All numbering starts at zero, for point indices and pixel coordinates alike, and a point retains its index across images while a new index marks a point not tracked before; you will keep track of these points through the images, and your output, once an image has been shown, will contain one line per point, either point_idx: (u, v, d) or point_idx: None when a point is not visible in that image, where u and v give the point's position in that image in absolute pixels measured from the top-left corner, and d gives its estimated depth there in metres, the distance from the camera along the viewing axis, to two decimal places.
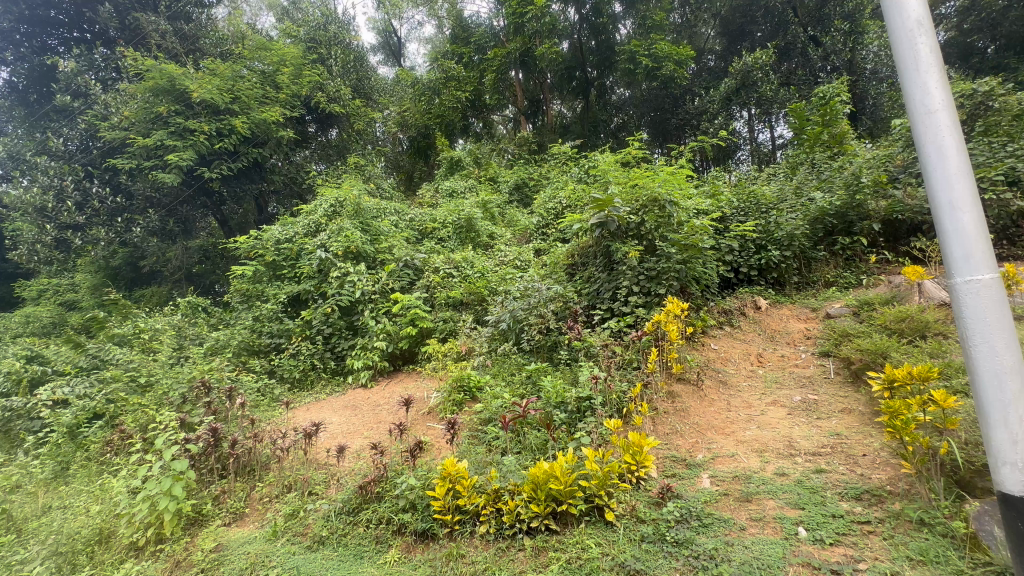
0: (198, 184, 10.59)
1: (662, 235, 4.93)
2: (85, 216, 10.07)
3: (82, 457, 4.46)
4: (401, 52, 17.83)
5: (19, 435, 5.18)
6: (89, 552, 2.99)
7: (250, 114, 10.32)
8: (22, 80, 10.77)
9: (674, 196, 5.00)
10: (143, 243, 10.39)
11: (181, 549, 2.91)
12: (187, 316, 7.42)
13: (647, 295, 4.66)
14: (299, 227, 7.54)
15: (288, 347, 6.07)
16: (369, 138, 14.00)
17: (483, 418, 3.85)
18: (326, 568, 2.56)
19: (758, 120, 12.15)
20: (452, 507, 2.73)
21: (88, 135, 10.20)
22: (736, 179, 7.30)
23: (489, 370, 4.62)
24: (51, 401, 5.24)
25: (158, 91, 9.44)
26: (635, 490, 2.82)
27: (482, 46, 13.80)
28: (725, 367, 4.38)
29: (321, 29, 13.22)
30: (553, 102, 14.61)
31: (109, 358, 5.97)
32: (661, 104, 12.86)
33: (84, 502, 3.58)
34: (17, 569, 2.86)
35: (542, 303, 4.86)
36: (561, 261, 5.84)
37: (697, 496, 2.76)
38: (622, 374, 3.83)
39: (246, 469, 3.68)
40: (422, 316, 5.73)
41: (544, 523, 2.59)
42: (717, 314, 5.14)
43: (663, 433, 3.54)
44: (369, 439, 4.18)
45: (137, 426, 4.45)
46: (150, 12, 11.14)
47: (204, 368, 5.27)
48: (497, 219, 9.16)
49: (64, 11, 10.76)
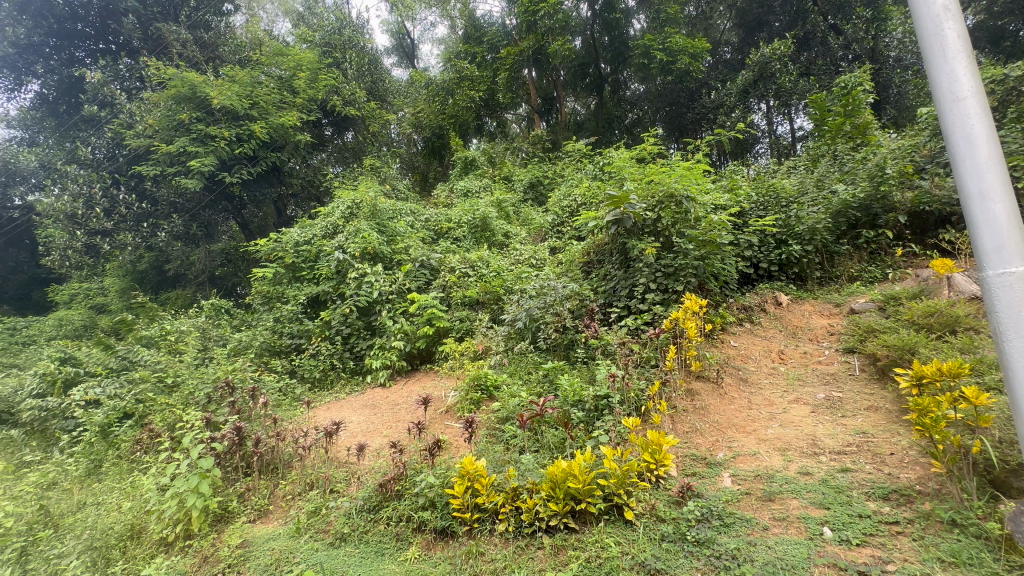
0: (220, 189, 10.74)
1: (679, 231, 4.86)
2: (113, 222, 10.38)
3: (113, 455, 4.61)
4: (415, 53, 17.92)
5: (55, 434, 5.40)
6: (121, 547, 3.10)
7: (268, 119, 10.52)
8: (53, 92, 11.20)
9: (691, 191, 4.93)
10: (168, 247, 10.70)
11: (209, 545, 3.00)
12: (211, 317, 7.63)
13: (665, 292, 4.61)
14: (317, 229, 7.66)
15: (308, 347, 6.19)
16: (384, 140, 14.11)
17: (500, 417, 3.85)
18: (349, 565, 2.61)
19: (777, 112, 11.83)
20: (471, 505, 2.73)
21: (115, 144, 10.51)
22: (755, 172, 7.17)
23: (506, 369, 4.64)
24: (84, 401, 5.45)
25: (180, 99, 9.67)
26: (654, 490, 2.80)
27: (494, 45, 13.81)
28: (744, 364, 4.30)
29: (336, 33, 13.30)
30: (566, 99, 14.60)
31: (138, 359, 6.18)
32: (676, 99, 12.75)
33: (117, 499, 3.70)
34: (55, 563, 2.95)
35: (558, 301, 4.86)
36: (576, 259, 5.82)
37: (718, 496, 2.73)
38: (640, 372, 3.79)
39: (269, 467, 3.77)
40: (439, 316, 5.77)
41: (562, 521, 2.59)
42: (737, 311, 5.06)
43: (682, 431, 3.50)
44: (388, 437, 4.22)
45: (165, 425, 4.58)
46: (171, 22, 11.41)
47: (228, 368, 5.40)
48: (512, 218, 9.15)
49: (91, 24, 11.07)
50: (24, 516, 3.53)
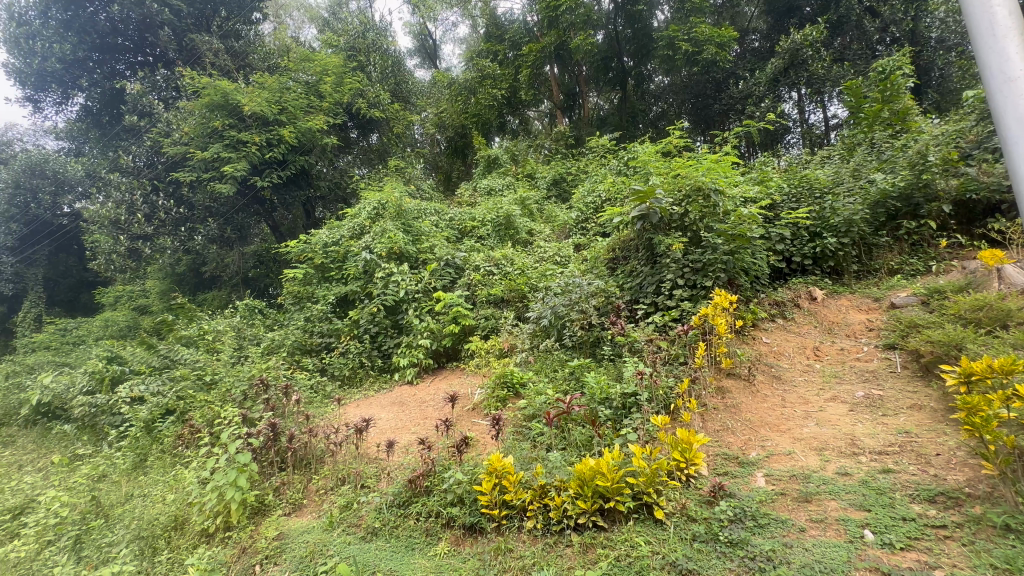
0: (252, 193, 11.10)
1: (707, 226, 4.76)
2: (153, 226, 10.87)
3: (157, 450, 4.83)
4: (437, 54, 18.04)
5: (104, 429, 5.71)
6: (167, 536, 3.25)
7: (296, 124, 10.79)
8: (96, 104, 11.80)
9: (719, 184, 4.82)
10: (204, 250, 11.14)
11: (247, 537, 3.11)
12: (246, 317, 7.88)
13: (693, 288, 4.54)
14: (345, 230, 7.81)
15: (338, 346, 6.32)
16: (407, 141, 14.25)
17: (527, 414, 3.85)
18: (381, 558, 2.66)
19: (810, 100, 11.38)
20: (498, 502, 2.74)
21: (153, 152, 10.95)
22: (787, 163, 6.95)
23: (532, 367, 4.63)
24: (129, 398, 5.74)
25: (213, 107, 9.98)
26: (685, 489, 2.75)
27: (516, 42, 13.86)
28: (778, 361, 4.18)
29: (360, 36, 13.51)
30: (589, 94, 14.55)
31: (178, 358, 6.45)
32: (703, 90, 12.38)
33: (161, 491, 3.89)
34: (107, 551, 3.17)
35: (584, 299, 4.83)
36: (601, 256, 5.77)
37: (751, 496, 2.66)
38: (669, 370, 3.73)
39: (303, 463, 3.88)
40: (464, 314, 5.82)
41: (591, 519, 2.57)
42: (769, 306, 4.92)
43: (713, 429, 3.41)
44: (417, 434, 4.28)
45: (204, 421, 4.77)
46: (203, 32, 11.82)
47: (262, 367, 5.58)
48: (535, 216, 9.10)
49: (130, 37, 11.50)
50: (78, 506, 3.76)
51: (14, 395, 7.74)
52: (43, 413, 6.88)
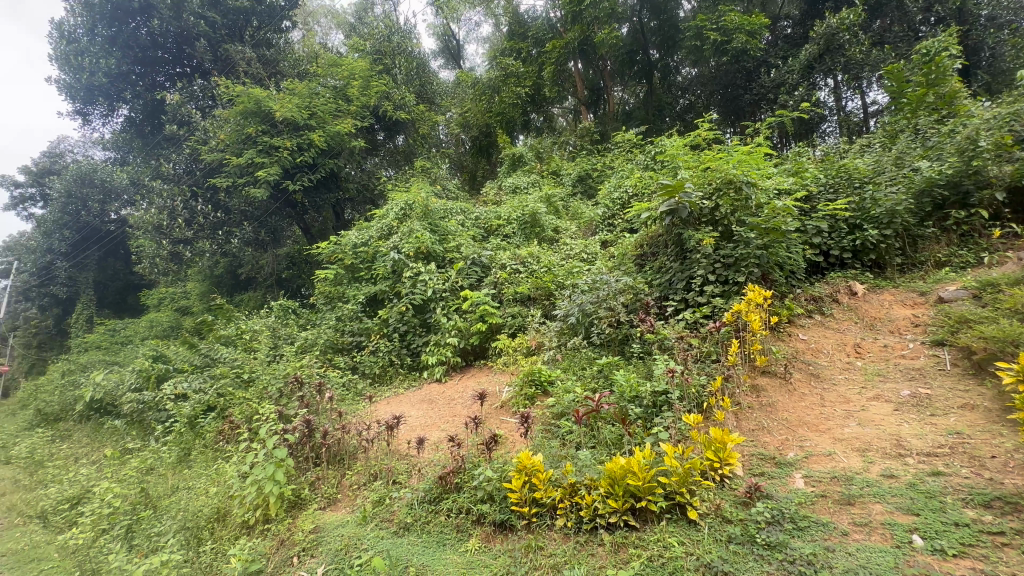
0: (284, 197, 11.41)
1: (739, 220, 4.62)
2: (193, 231, 11.35)
3: (199, 445, 5.04)
4: (461, 54, 18.11)
5: (151, 424, 6.02)
6: (210, 527, 3.39)
7: (325, 128, 11.01)
8: (139, 115, 12.39)
9: (751, 176, 4.69)
10: (241, 252, 11.55)
11: (285, 529, 3.21)
12: (280, 317, 8.11)
13: (725, 284, 4.43)
14: (373, 230, 7.94)
15: (368, 344, 6.44)
16: (433, 141, 14.35)
17: (555, 412, 3.83)
18: (413, 553, 2.70)
19: (847, 87, 10.93)
20: (529, 499, 2.75)
21: (192, 159, 11.41)
22: (823, 153, 6.68)
23: (560, 365, 4.60)
24: (173, 395, 6.03)
25: (247, 114, 10.31)
26: (719, 489, 2.68)
27: (540, 39, 13.88)
28: (816, 359, 4.03)
29: (385, 39, 13.69)
30: (614, 89, 14.38)
31: (218, 357, 6.72)
32: (733, 80, 12.02)
33: (204, 484, 4.06)
34: (156, 540, 3.34)
35: (612, 296, 4.76)
36: (629, 252, 5.69)
37: (789, 497, 2.57)
38: (700, 368, 3.65)
39: (336, 458, 3.97)
40: (491, 312, 5.83)
41: (623, 519, 2.55)
42: (805, 302, 4.74)
43: (749, 429, 3.31)
44: (446, 431, 4.33)
45: (243, 417, 4.95)
46: (237, 42, 12.24)
47: (296, 365, 5.75)
48: (561, 213, 9.01)
49: (169, 50, 12.01)
50: (128, 497, 3.97)
51: (70, 392, 8.26)
52: (96, 409, 7.30)
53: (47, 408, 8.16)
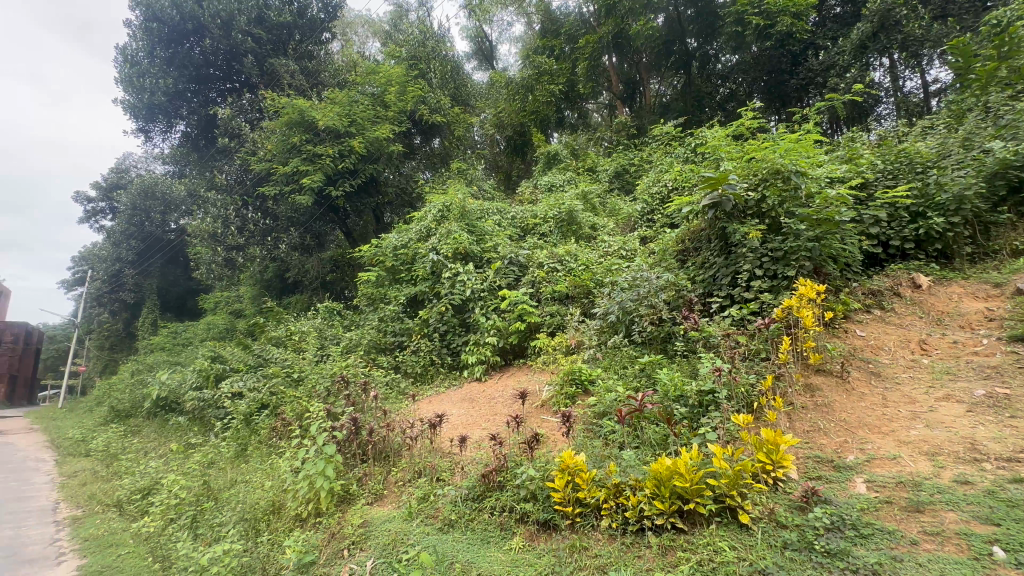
0: (327, 203, 11.81)
1: (788, 211, 4.43)
2: (245, 238, 12.03)
3: (255, 440, 5.32)
4: (494, 55, 18.15)
5: (211, 420, 6.43)
6: (266, 519, 3.57)
7: (365, 134, 11.29)
8: (195, 130, 13.23)
9: (801, 165, 4.47)
10: (288, 257, 12.04)
11: (335, 523, 3.33)
12: (326, 318, 8.39)
13: (774, 278, 4.26)
14: (413, 233, 8.10)
15: (409, 344, 6.58)
16: (468, 143, 14.47)
17: (597, 411, 3.79)
18: (458, 549, 2.74)
19: (905, 65, 10.23)
20: (572, 499, 2.73)
21: (243, 170, 12.13)
22: (878, 138, 6.28)
23: (600, 364, 4.53)
24: (231, 393, 6.44)
25: (292, 124, 10.75)
26: (772, 493, 2.58)
27: (573, 35, 13.74)
28: (877, 356, 3.79)
29: (420, 44, 13.83)
30: (650, 81, 14.03)
31: (270, 357, 7.06)
32: (777, 66, 11.50)
33: (260, 478, 4.27)
34: (219, 530, 3.55)
35: (653, 293, 4.65)
36: (670, 248, 5.54)
37: (850, 503, 2.44)
38: (749, 367, 3.52)
39: (382, 455, 4.08)
40: (529, 311, 5.80)
41: (670, 521, 2.49)
42: (862, 296, 4.48)
43: (803, 430, 3.15)
44: (488, 430, 4.36)
45: (294, 415, 5.18)
46: (281, 55, 12.79)
47: (342, 364, 5.95)
48: (598, 210, 8.89)
49: (220, 67, 12.69)
50: (193, 489, 4.24)
51: (139, 391, 8.91)
52: (162, 406, 7.85)
53: (120, 406, 8.84)
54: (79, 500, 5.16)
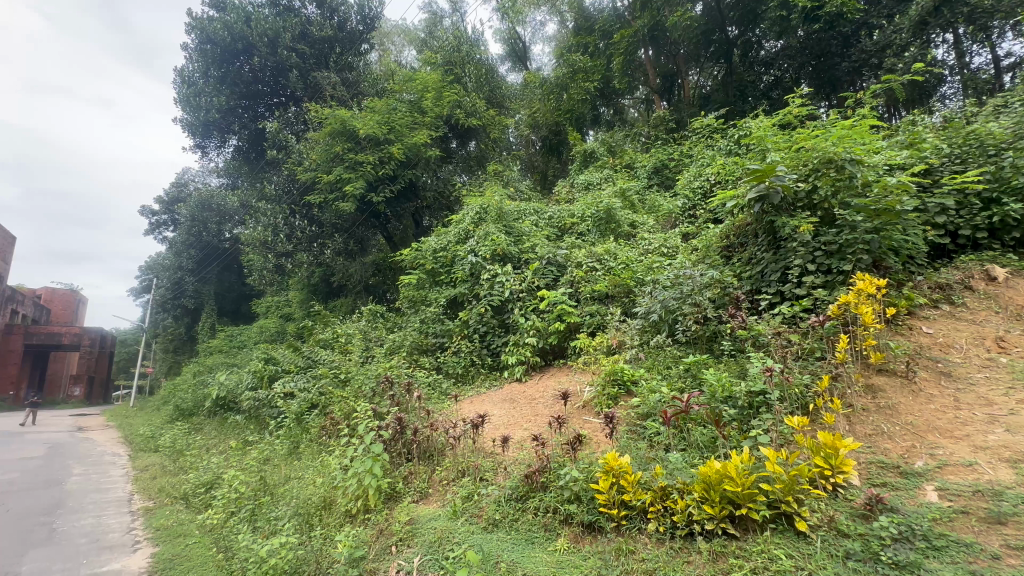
0: (370, 209, 12.16)
1: (843, 202, 4.19)
2: (293, 244, 12.58)
3: (306, 438, 5.57)
4: (527, 55, 18.10)
5: (266, 419, 6.78)
6: (319, 514, 3.73)
7: (403, 140, 11.51)
8: (245, 144, 13.95)
9: (856, 153, 4.23)
10: (333, 262, 12.50)
11: (384, 519, 3.42)
12: (370, 320, 8.63)
13: (829, 274, 4.04)
14: (451, 235, 8.22)
15: (450, 345, 6.70)
16: (504, 144, 14.57)
17: (641, 413, 3.72)
18: (503, 548, 2.75)
19: (971, 40, 9.53)
20: (617, 501, 2.70)
21: (290, 180, 12.63)
22: (944, 119, 5.84)
23: (643, 364, 4.43)
24: (283, 393, 6.75)
25: (335, 134, 11.16)
26: (832, 499, 2.45)
27: (607, 31, 13.50)
28: (947, 355, 3.52)
29: (455, 49, 13.98)
30: (689, 73, 13.61)
31: (319, 359, 7.36)
32: (826, 49, 11.05)
33: (311, 475, 4.45)
34: (275, 523, 3.74)
35: (697, 291, 4.52)
36: (714, 244, 5.36)
37: (921, 512, 2.28)
38: (803, 367, 3.36)
39: (426, 454, 4.16)
40: (569, 311, 5.75)
41: (720, 527, 2.41)
42: (928, 290, 4.18)
43: (864, 433, 2.98)
44: (530, 430, 4.37)
45: (343, 414, 5.39)
46: (323, 68, 13.30)
47: (387, 366, 6.11)
48: (637, 207, 8.72)
49: (267, 83, 13.34)
50: (251, 483, 4.48)
51: (201, 391, 9.51)
52: (221, 405, 8.35)
53: (184, 405, 9.47)
54: (151, 492, 5.57)
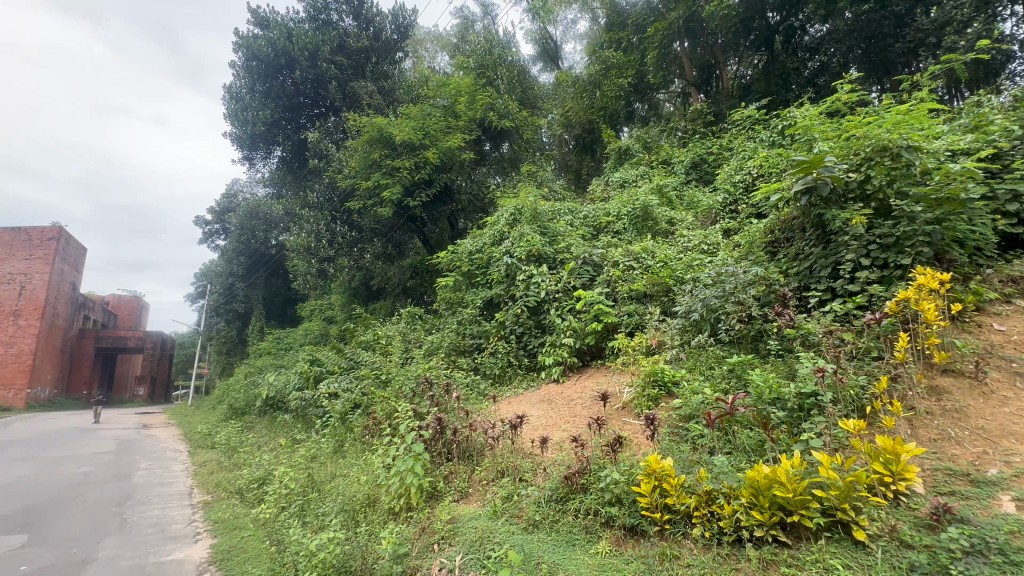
0: (407, 214, 12.44)
1: (899, 192, 3.96)
2: (335, 249, 13.06)
3: (350, 437, 5.75)
4: (559, 54, 18.03)
5: (312, 418, 7.06)
6: (364, 511, 3.84)
7: (438, 145, 11.68)
8: (289, 154, 14.51)
9: (913, 139, 3.99)
10: (372, 265, 12.88)
11: (425, 517, 3.49)
12: (408, 322, 8.82)
13: (884, 268, 3.82)
14: (486, 237, 8.30)
15: (487, 346, 6.76)
16: (537, 145, 14.57)
17: (683, 415, 3.62)
18: (544, 550, 2.75)
19: None
20: (660, 505, 2.65)
21: (330, 187, 13.05)
22: (1013, 98, 5.41)
23: (684, 364, 4.33)
24: (328, 394, 7.01)
25: (372, 141, 11.47)
26: (893, 508, 2.32)
27: (640, 25, 13.23)
28: (1022, 354, 3.25)
29: (487, 52, 14.07)
30: (728, 64, 13.16)
31: (360, 360, 7.59)
32: (877, 30, 10.59)
33: (355, 472, 4.58)
34: (323, 518, 3.88)
35: (740, 288, 4.35)
36: (757, 239, 5.16)
37: (995, 524, 2.12)
38: (858, 367, 3.20)
39: (466, 454, 4.22)
40: (606, 311, 5.68)
41: (771, 534, 2.32)
42: (998, 284, 3.85)
43: (929, 438, 2.79)
44: (568, 431, 4.35)
45: (385, 414, 5.55)
46: (360, 78, 13.72)
47: (426, 367, 6.22)
48: (675, 203, 8.51)
49: (309, 95, 13.87)
50: (300, 480, 4.67)
51: (252, 391, 10.00)
52: (271, 404, 8.75)
53: (237, 404, 9.98)
54: (209, 487, 5.90)
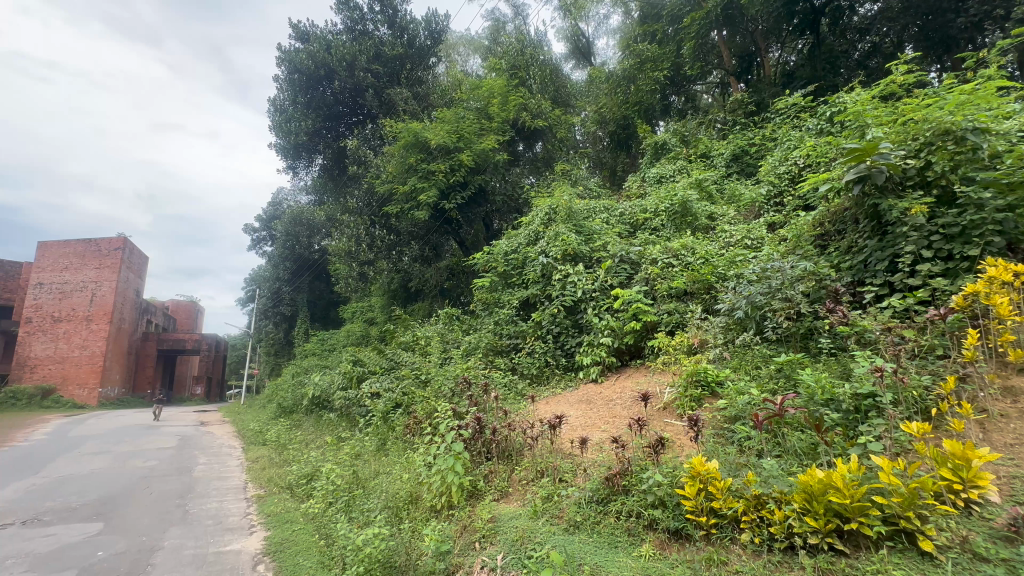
0: (443, 216, 12.63)
1: (965, 178, 3.69)
2: (374, 252, 13.45)
3: (392, 436, 5.90)
4: (591, 50, 17.82)
5: (356, 417, 7.29)
6: (407, 508, 3.94)
7: (472, 147, 11.79)
8: (329, 162, 15.00)
9: (980, 120, 3.73)
10: (411, 268, 13.19)
11: (466, 516, 3.54)
12: (446, 323, 8.94)
13: (948, 260, 3.57)
14: (522, 237, 8.32)
15: (524, 346, 6.76)
16: (571, 143, 14.45)
17: (728, 415, 3.51)
18: (587, 551, 2.72)
19: None
20: (705, 509, 2.57)
21: (369, 193, 13.30)
22: None
23: (729, 364, 4.19)
24: (370, 393, 7.21)
25: (409, 146, 11.69)
26: (964, 518, 2.16)
27: (676, 16, 12.93)
28: None
29: (519, 52, 14.05)
30: (770, 51, 12.62)
31: (401, 360, 7.77)
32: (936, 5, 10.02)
33: (398, 471, 4.69)
34: (368, 514, 4.00)
35: (787, 285, 4.15)
36: (805, 232, 4.93)
37: None
38: (921, 366, 3.01)
39: (505, 454, 4.23)
40: (645, 310, 5.56)
41: (827, 541, 2.20)
42: None
43: (1004, 443, 2.58)
44: (608, 432, 4.30)
45: (425, 413, 5.66)
46: (396, 85, 14.04)
47: (464, 367, 6.30)
48: (715, 197, 8.25)
49: (347, 103, 14.33)
50: (345, 477, 4.82)
51: (299, 390, 10.42)
52: (317, 403, 9.09)
53: (285, 404, 10.41)
54: (262, 481, 6.19)
